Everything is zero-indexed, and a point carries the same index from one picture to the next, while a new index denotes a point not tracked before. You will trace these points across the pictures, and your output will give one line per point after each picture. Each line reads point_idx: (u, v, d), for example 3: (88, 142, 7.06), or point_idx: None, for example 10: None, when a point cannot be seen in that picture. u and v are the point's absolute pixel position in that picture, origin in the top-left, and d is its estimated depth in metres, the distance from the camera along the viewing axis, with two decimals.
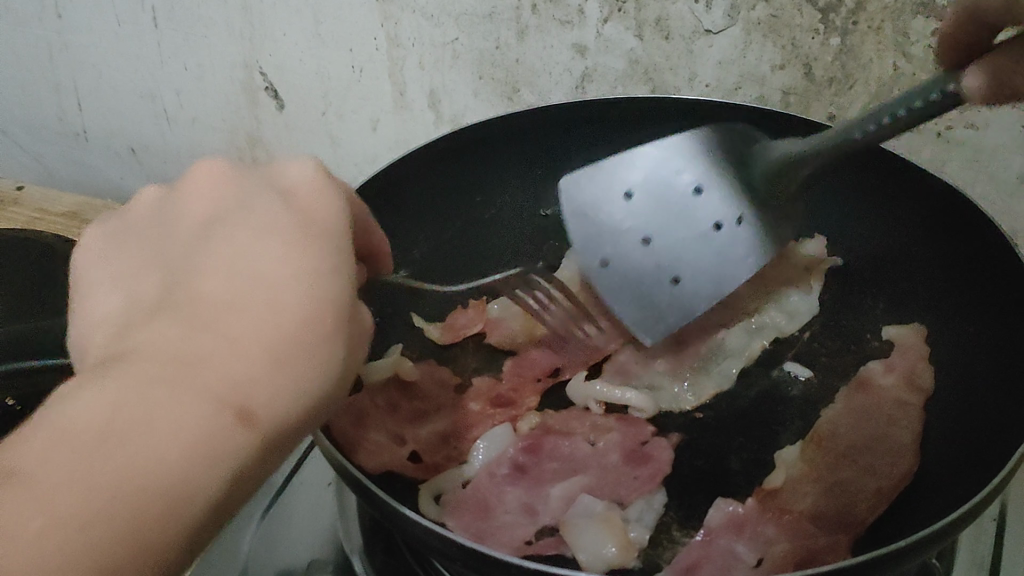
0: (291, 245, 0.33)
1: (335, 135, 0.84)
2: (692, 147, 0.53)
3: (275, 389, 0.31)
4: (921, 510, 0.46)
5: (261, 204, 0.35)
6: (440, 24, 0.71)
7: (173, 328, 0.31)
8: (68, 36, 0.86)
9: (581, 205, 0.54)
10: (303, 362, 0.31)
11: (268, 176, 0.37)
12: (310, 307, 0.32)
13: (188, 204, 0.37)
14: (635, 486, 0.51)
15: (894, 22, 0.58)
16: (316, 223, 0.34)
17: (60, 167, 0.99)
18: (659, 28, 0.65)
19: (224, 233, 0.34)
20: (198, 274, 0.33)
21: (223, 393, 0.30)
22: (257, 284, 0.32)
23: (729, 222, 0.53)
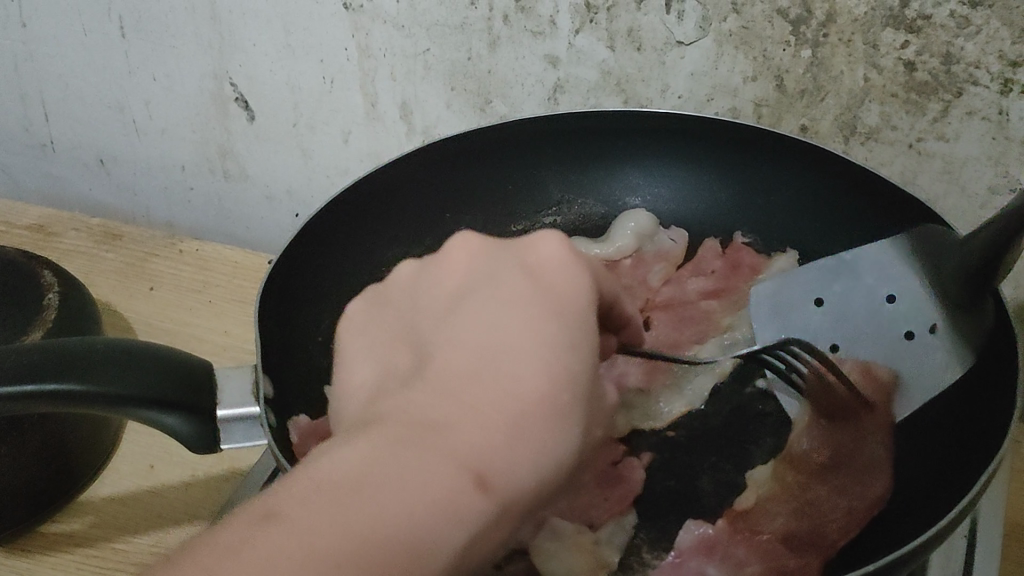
0: (544, 323, 0.42)
1: (307, 147, 0.83)
2: (877, 262, 0.51)
3: (513, 461, 0.38)
4: (891, 531, 0.47)
5: (511, 285, 0.44)
6: (411, 35, 0.71)
7: (425, 397, 0.40)
8: (35, 47, 0.84)
9: (774, 319, 0.56)
10: (539, 438, 0.39)
11: (523, 253, 0.46)
12: (553, 386, 0.40)
13: (438, 280, 0.47)
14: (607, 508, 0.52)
15: (864, 35, 0.58)
16: (564, 303, 0.43)
17: (27, 178, 0.98)
18: (631, 39, 0.64)
19: (468, 317, 0.44)
20: (443, 340, 0.43)
21: (467, 458, 0.37)
22: (501, 363, 0.41)
23: (917, 330, 0.49)
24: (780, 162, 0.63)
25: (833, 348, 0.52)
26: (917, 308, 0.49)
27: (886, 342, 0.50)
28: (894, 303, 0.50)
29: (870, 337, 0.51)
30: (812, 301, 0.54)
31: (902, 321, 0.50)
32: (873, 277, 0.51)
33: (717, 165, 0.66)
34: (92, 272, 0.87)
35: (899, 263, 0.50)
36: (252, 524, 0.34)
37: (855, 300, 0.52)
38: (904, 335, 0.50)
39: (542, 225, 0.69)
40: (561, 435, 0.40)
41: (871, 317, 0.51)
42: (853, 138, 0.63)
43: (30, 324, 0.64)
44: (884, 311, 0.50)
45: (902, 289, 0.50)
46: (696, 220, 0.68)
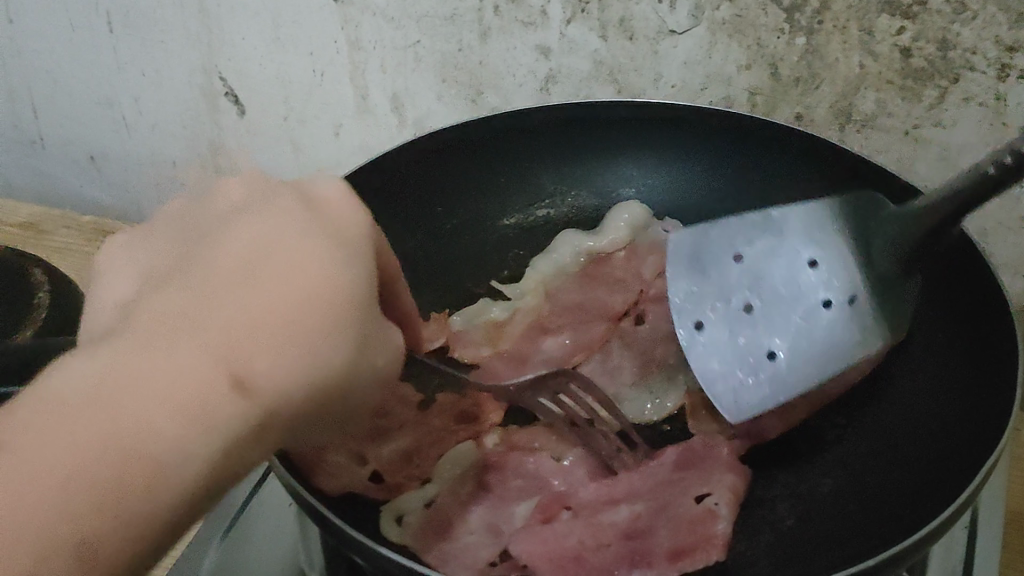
0: (303, 224, 0.34)
1: (298, 141, 0.82)
2: (801, 226, 0.52)
3: (276, 360, 0.32)
4: (861, 529, 0.46)
5: (278, 201, 0.36)
6: (401, 27, 0.70)
7: (179, 300, 0.33)
8: (22, 43, 0.84)
9: (684, 271, 0.54)
10: (308, 338, 0.32)
11: (304, 183, 0.37)
12: (325, 284, 0.33)
13: (212, 203, 0.38)
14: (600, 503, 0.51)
15: (859, 22, 0.57)
16: (345, 221, 0.35)
17: (17, 174, 0.97)
18: (623, 29, 0.63)
19: (234, 225, 0.35)
20: (210, 248, 0.35)
21: (216, 356, 0.31)
22: (262, 263, 0.33)
23: (838, 299, 0.51)
24: (776, 152, 0.63)
25: (750, 308, 0.52)
26: (840, 281, 0.51)
27: (804, 308, 0.51)
28: (817, 272, 0.52)
29: (788, 300, 0.52)
30: (728, 248, 0.54)
31: (822, 289, 0.51)
32: (799, 247, 0.52)
33: (710, 155, 0.66)
34: (83, 269, 0.86)
35: (828, 236, 0.52)
36: None
37: (777, 271, 0.52)
38: (822, 304, 0.51)
39: (535, 218, 0.68)
40: (334, 348, 0.33)
41: (790, 285, 0.52)
42: (849, 126, 0.62)
43: (19, 323, 0.63)
44: (805, 273, 0.52)
45: (826, 257, 0.52)
46: (689, 212, 0.67)
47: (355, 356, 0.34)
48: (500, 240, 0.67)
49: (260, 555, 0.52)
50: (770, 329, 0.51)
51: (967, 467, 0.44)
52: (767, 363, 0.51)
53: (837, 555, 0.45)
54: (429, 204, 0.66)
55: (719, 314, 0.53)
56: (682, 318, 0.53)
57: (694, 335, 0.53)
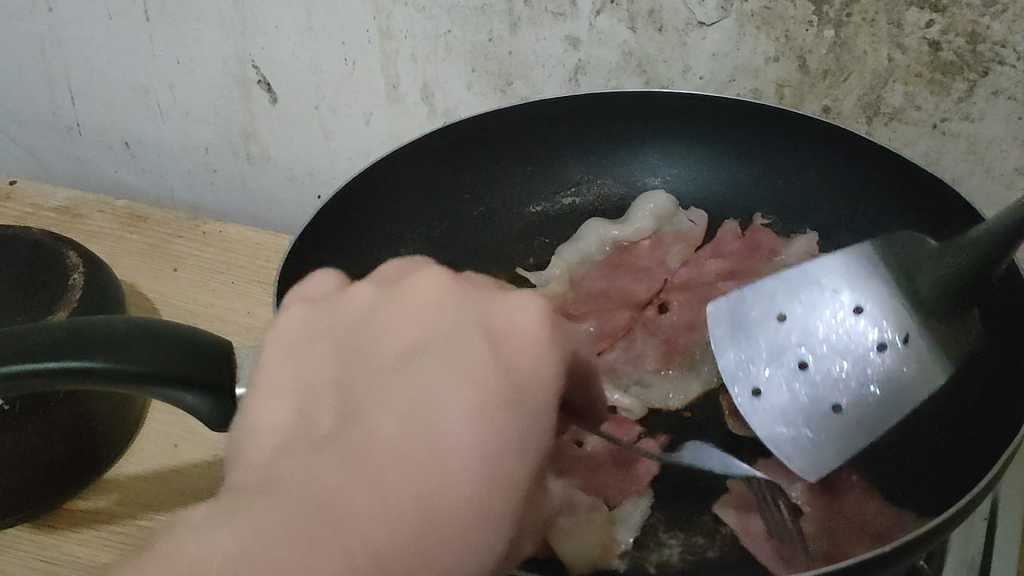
0: (475, 392, 0.35)
1: (329, 128, 0.83)
2: (838, 267, 0.52)
3: (416, 557, 0.31)
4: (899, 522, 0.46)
5: (467, 346, 0.37)
6: (432, 16, 0.71)
7: (342, 469, 0.33)
8: (61, 31, 0.85)
9: (746, 344, 0.53)
10: (446, 538, 0.32)
11: (490, 317, 0.38)
12: (480, 482, 0.33)
13: (394, 332, 0.40)
14: (624, 489, 0.52)
15: (888, 15, 0.57)
16: (518, 381, 0.36)
17: (55, 160, 0.99)
18: (652, 20, 0.64)
19: (409, 379, 0.36)
20: (379, 406, 0.36)
21: (366, 552, 0.30)
22: (423, 451, 0.33)
23: (891, 341, 0.49)
24: (802, 144, 0.63)
25: (879, 348, 0.50)
26: (890, 320, 0.50)
27: (860, 356, 0.50)
28: (863, 316, 0.51)
29: (836, 348, 0.51)
30: (773, 339, 0.53)
31: (874, 331, 0.50)
32: (852, 295, 0.51)
33: (737, 146, 0.66)
34: (118, 252, 0.87)
35: (871, 277, 0.51)
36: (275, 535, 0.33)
37: (824, 328, 0.51)
38: (876, 347, 0.50)
39: (562, 206, 0.69)
40: (478, 548, 0.32)
41: (839, 333, 0.51)
42: (877, 119, 0.62)
43: (54, 303, 0.64)
44: (850, 318, 0.51)
45: (872, 299, 0.51)
46: (715, 202, 0.68)
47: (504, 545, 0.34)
48: (526, 227, 0.69)
49: None
50: (895, 364, 0.49)
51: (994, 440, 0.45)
52: (818, 411, 0.50)
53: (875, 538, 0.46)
54: (458, 190, 0.67)
55: (806, 379, 0.51)
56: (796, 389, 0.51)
57: (769, 399, 0.51)
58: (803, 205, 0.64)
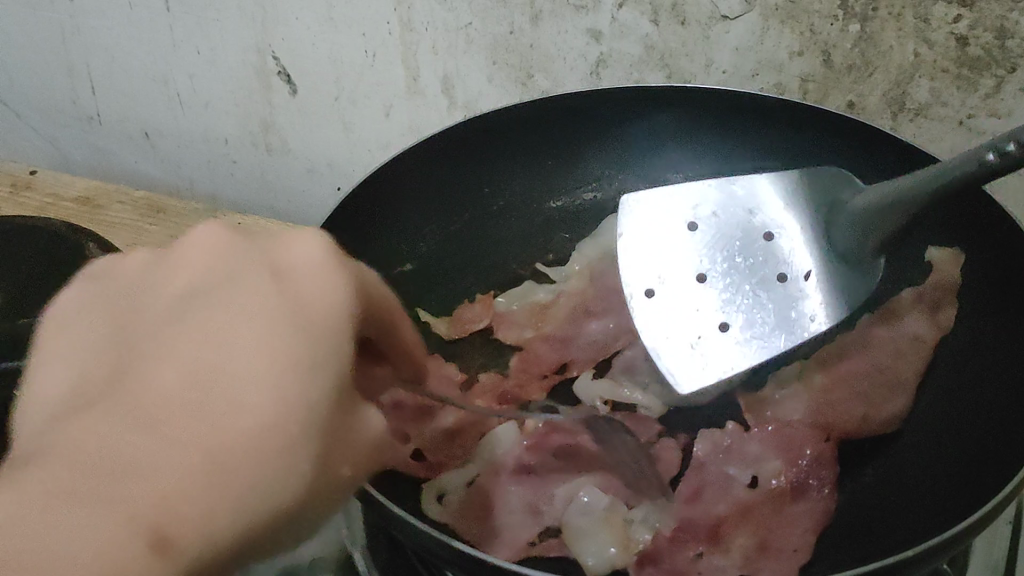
0: (267, 327, 0.32)
1: (349, 121, 0.83)
2: (767, 190, 0.54)
3: (210, 500, 0.29)
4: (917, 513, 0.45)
5: (248, 287, 0.33)
6: (453, 9, 0.70)
7: (119, 426, 0.30)
8: (81, 20, 0.85)
9: (654, 236, 0.56)
10: (243, 480, 0.30)
11: (270, 251, 0.35)
12: (281, 403, 0.30)
13: (174, 279, 0.36)
14: (642, 487, 0.50)
15: (915, 10, 0.56)
16: (309, 314, 0.32)
17: (75, 150, 0.99)
18: (675, 13, 0.63)
19: (187, 324, 0.33)
20: (152, 359, 0.32)
21: (139, 514, 0.29)
22: (218, 396, 0.31)
23: (797, 278, 0.52)
24: (826, 140, 0.62)
25: (783, 279, 0.52)
26: (802, 256, 0.53)
27: (761, 289, 0.53)
28: (770, 240, 0.53)
29: (745, 270, 0.53)
30: (665, 222, 0.56)
31: (778, 235, 0.53)
32: (772, 226, 0.53)
33: (759, 141, 0.65)
34: (137, 243, 0.88)
35: (793, 198, 0.53)
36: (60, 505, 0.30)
37: (732, 225, 0.54)
38: (781, 280, 0.52)
39: (582, 200, 0.69)
40: (289, 481, 0.31)
41: (740, 229, 0.54)
42: (902, 115, 0.62)
43: None
44: (761, 244, 0.53)
45: (790, 227, 0.53)
46: (735, 198, 0.67)
47: (319, 475, 0.32)
48: (546, 221, 0.68)
49: None
50: (798, 290, 0.52)
51: (1001, 468, 0.43)
52: (711, 333, 0.53)
53: (871, 550, 0.45)
54: (477, 185, 0.66)
55: (720, 323, 0.53)
56: (702, 326, 0.53)
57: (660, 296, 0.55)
58: None
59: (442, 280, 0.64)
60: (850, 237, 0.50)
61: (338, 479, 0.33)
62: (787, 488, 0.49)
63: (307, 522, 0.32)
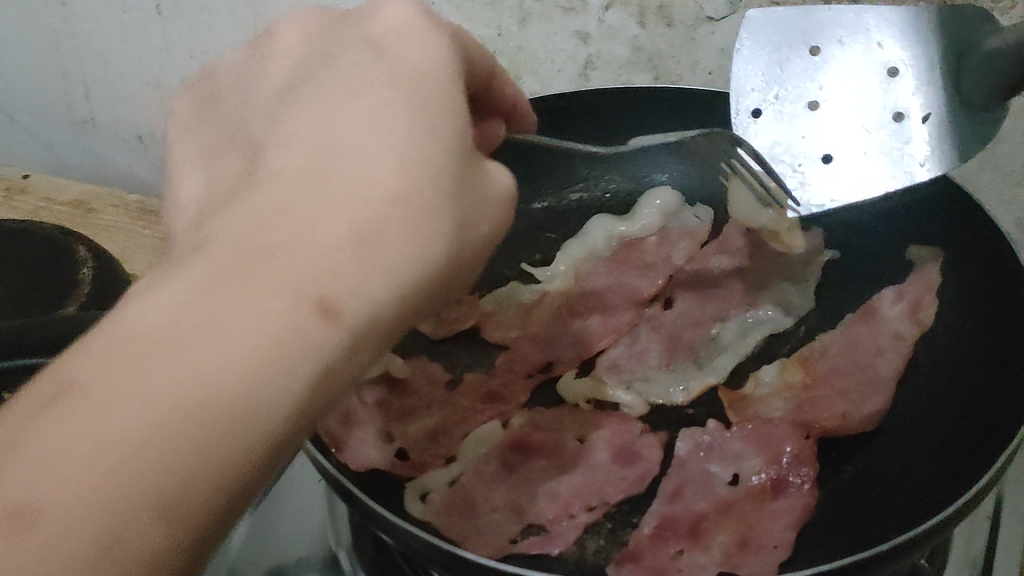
0: (380, 96, 0.29)
1: None
2: (890, 24, 0.47)
3: (363, 272, 0.27)
4: (887, 506, 0.46)
5: (347, 65, 0.31)
6: (442, 12, 0.71)
7: (242, 219, 0.27)
8: (75, 25, 0.86)
9: (765, 54, 0.50)
10: (392, 246, 0.27)
11: (365, 19, 0.33)
12: (404, 173, 0.28)
13: (265, 81, 0.34)
14: (624, 488, 0.50)
15: None
16: (418, 76, 0.30)
17: (70, 154, 1.00)
18: (662, 15, 0.63)
19: (295, 115, 0.30)
20: (276, 143, 0.30)
21: (300, 280, 0.26)
22: (345, 173, 0.28)
23: (912, 113, 0.47)
24: None
25: (897, 119, 0.47)
26: (922, 95, 0.46)
27: (871, 120, 0.47)
28: (895, 79, 0.47)
29: (863, 116, 0.47)
30: (791, 45, 0.50)
31: (910, 83, 0.47)
32: (893, 65, 0.47)
33: None
34: (128, 246, 0.88)
35: (918, 37, 0.46)
36: (208, 302, 0.26)
37: (861, 61, 0.48)
38: (896, 117, 0.47)
39: (569, 201, 0.69)
40: (431, 244, 0.28)
41: (867, 69, 0.48)
42: None
43: (64, 299, 0.65)
44: (880, 83, 0.47)
45: (910, 65, 0.47)
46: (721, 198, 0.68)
47: (455, 247, 0.29)
48: (533, 221, 0.69)
49: (292, 535, 0.54)
50: (914, 133, 0.47)
51: (975, 468, 0.43)
52: (819, 165, 0.48)
53: (863, 536, 0.45)
54: None
55: (822, 151, 0.48)
56: (810, 149, 0.49)
57: (767, 117, 0.50)
58: None
59: None
60: (981, 79, 0.42)
61: (478, 240, 0.30)
62: (768, 485, 0.48)
63: (464, 275, 0.30)
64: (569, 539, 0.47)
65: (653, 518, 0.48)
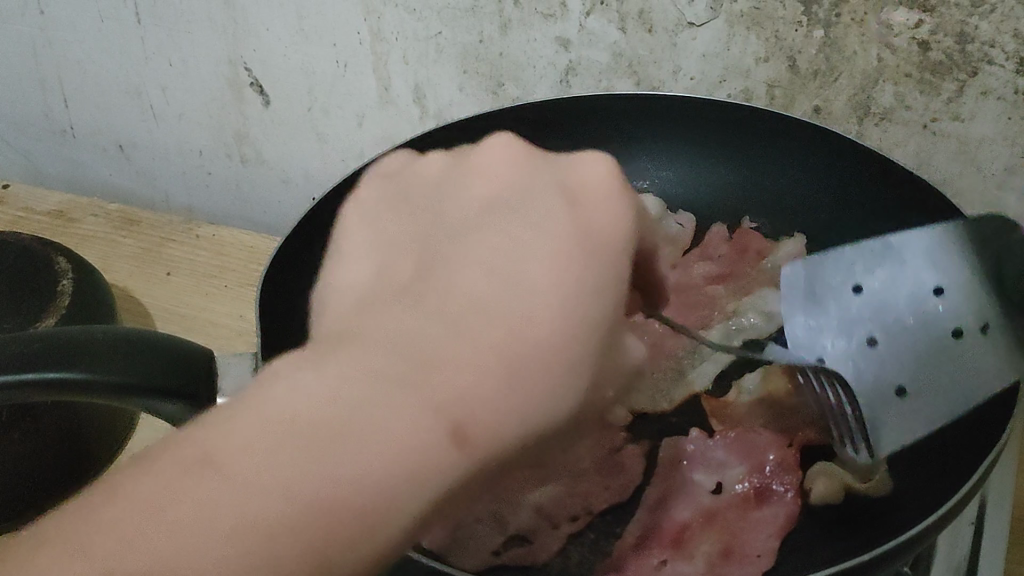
0: (555, 243, 0.35)
1: (322, 131, 0.83)
2: (923, 247, 0.46)
3: (504, 412, 0.32)
4: (872, 518, 0.46)
5: (545, 203, 0.37)
6: (422, 19, 0.70)
7: (407, 322, 0.34)
8: (54, 33, 0.85)
9: (803, 313, 0.50)
10: (518, 398, 0.32)
11: (567, 169, 0.39)
12: (567, 336, 0.33)
13: (468, 180, 0.40)
14: (605, 498, 0.49)
15: (877, 15, 0.57)
16: (586, 234, 0.36)
17: (49, 164, 0.99)
18: (642, 21, 0.63)
19: (477, 233, 0.37)
20: (455, 263, 0.36)
21: (444, 408, 0.31)
22: (511, 308, 0.34)
23: (969, 328, 0.45)
24: (792, 146, 0.63)
25: (872, 343, 0.47)
26: (965, 303, 0.45)
27: (927, 323, 0.46)
28: (864, 293, 0.48)
29: (913, 332, 0.46)
30: (825, 297, 0.49)
31: (953, 306, 0.45)
32: (930, 272, 0.46)
33: (727, 148, 0.65)
34: (109, 256, 0.87)
35: (948, 257, 0.46)
36: (351, 416, 0.31)
37: (899, 292, 0.47)
38: (952, 332, 0.45)
39: None
40: (568, 397, 0.33)
41: (915, 305, 0.46)
42: (867, 119, 0.62)
43: (42, 311, 0.64)
44: (929, 307, 0.46)
45: (952, 283, 0.45)
46: (703, 205, 0.67)
47: (589, 397, 0.34)
48: None
49: None
50: (888, 357, 0.47)
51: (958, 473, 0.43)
52: (892, 399, 0.46)
53: (864, 540, 0.44)
54: None
55: (812, 353, 0.49)
56: (801, 355, 0.50)
57: (828, 365, 0.48)
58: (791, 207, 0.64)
59: None
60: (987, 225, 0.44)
61: (602, 399, 0.35)
62: (751, 493, 0.49)
63: (576, 429, 0.35)
64: (552, 549, 0.47)
65: (637, 527, 0.48)
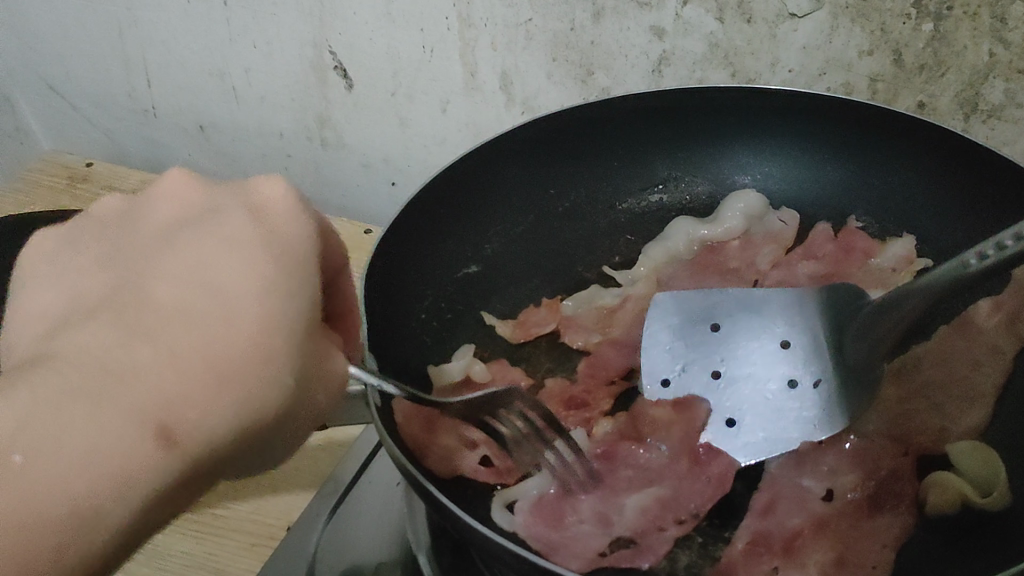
0: (250, 254, 0.32)
1: (405, 117, 0.82)
2: (784, 303, 0.54)
3: (215, 400, 0.30)
4: (993, 529, 0.44)
5: (225, 219, 0.34)
6: (513, 4, 0.69)
7: (110, 334, 0.31)
8: (139, 13, 0.85)
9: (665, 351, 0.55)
10: (249, 375, 0.31)
11: (244, 190, 0.36)
12: (263, 330, 0.31)
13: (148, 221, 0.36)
14: (710, 497, 0.49)
15: (992, 8, 0.54)
16: (289, 244, 0.33)
17: (130, 142, 1.00)
18: (741, 11, 0.61)
19: (177, 247, 0.33)
20: (152, 274, 0.32)
21: (145, 410, 0.30)
22: (206, 300, 0.31)
23: (803, 381, 0.52)
24: (900, 143, 0.61)
25: (791, 386, 0.52)
26: (808, 363, 0.52)
27: (768, 387, 0.52)
28: (790, 352, 0.53)
29: (770, 394, 0.52)
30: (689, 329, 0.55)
31: (789, 368, 0.52)
32: (796, 328, 0.53)
33: (831, 143, 0.64)
34: None
35: (805, 311, 0.53)
36: (81, 396, 0.29)
37: (768, 354, 0.53)
38: (789, 382, 0.52)
39: (648, 202, 0.68)
40: (272, 395, 0.31)
41: (754, 363, 0.53)
42: (975, 116, 0.60)
43: None
44: (777, 354, 0.53)
45: (801, 338, 0.53)
46: (806, 201, 0.66)
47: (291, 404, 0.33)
48: (611, 223, 0.68)
49: (373, 541, 0.54)
50: (727, 394, 0.53)
51: None
52: (723, 429, 0.52)
53: (994, 550, 0.43)
54: (542, 186, 0.66)
55: (709, 369, 0.54)
56: (653, 372, 0.54)
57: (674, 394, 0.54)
58: (898, 205, 0.62)
59: (507, 283, 0.64)
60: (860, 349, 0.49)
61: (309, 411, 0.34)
62: (863, 502, 0.47)
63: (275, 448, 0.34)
64: (659, 553, 0.46)
65: (746, 533, 0.47)
